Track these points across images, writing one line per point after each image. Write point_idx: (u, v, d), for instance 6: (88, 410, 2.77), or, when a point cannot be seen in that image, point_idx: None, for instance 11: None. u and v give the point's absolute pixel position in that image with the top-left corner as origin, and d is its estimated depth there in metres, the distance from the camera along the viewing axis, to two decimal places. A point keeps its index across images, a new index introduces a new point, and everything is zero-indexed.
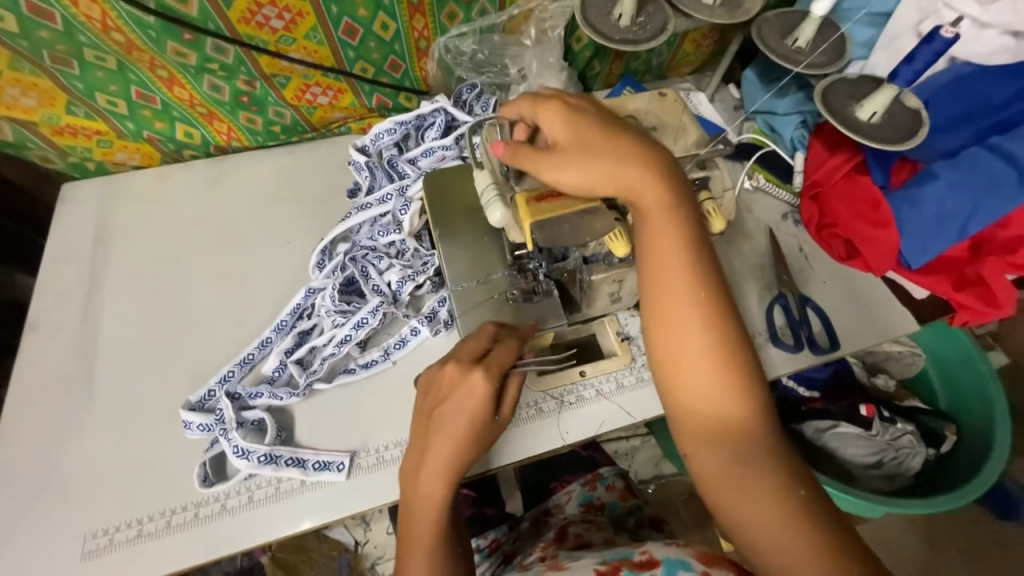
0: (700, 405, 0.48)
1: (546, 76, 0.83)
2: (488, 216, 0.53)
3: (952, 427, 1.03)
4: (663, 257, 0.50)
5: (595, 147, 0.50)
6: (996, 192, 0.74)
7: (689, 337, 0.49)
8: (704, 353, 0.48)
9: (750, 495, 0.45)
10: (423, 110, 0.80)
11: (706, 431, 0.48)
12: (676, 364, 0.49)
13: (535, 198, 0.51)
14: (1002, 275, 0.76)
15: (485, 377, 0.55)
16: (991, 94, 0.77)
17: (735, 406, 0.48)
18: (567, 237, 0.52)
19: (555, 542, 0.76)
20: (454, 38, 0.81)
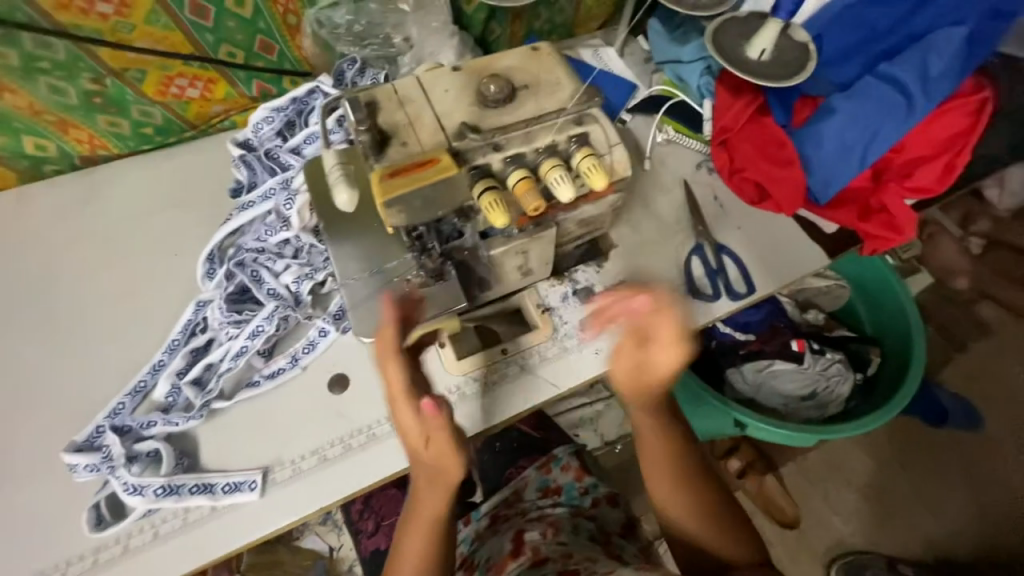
0: (663, 451, 0.64)
1: (434, 42, 0.75)
2: (336, 198, 0.53)
3: (876, 349, 1.08)
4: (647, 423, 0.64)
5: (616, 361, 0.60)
6: (890, 118, 0.75)
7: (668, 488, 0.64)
8: (683, 498, 0.64)
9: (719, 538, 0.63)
10: (299, 93, 0.73)
11: (676, 469, 0.64)
12: (668, 461, 0.64)
13: (390, 173, 0.45)
14: (901, 201, 0.79)
15: (635, 347, 0.58)
16: (877, 21, 0.77)
17: (712, 531, 0.63)
18: (420, 214, 0.46)
19: (513, 557, 0.75)
20: (325, 10, 0.73)
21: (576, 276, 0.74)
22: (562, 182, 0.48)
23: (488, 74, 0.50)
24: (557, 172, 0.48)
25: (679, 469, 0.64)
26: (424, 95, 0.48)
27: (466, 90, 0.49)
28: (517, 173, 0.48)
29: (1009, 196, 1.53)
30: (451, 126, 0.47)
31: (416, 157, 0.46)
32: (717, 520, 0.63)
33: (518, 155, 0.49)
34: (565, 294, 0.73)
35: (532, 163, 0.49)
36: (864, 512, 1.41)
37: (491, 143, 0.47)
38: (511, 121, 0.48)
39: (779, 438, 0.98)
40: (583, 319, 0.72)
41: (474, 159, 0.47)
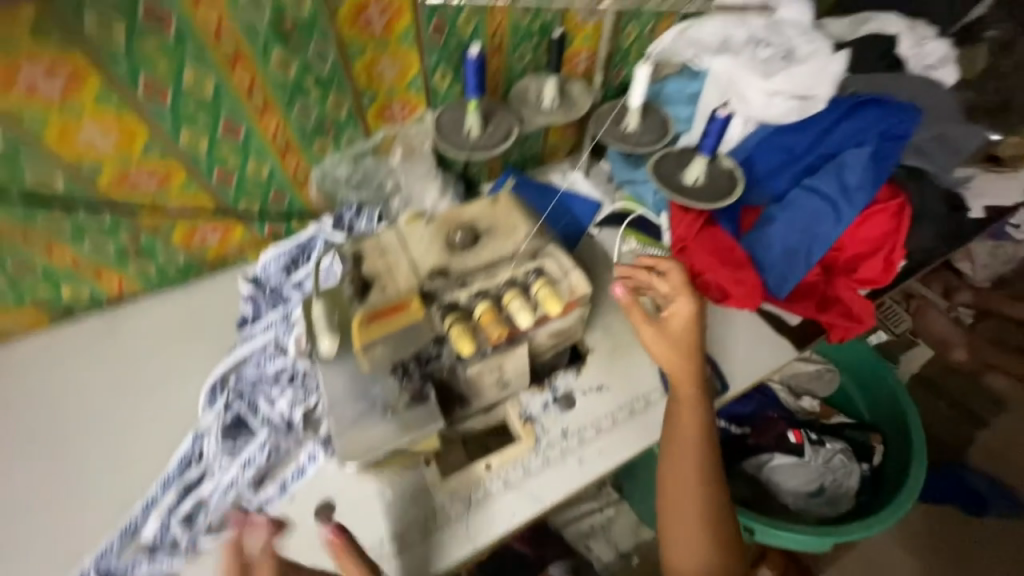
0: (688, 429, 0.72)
1: (420, 186, 0.88)
2: (319, 348, 0.57)
3: (876, 435, 1.07)
4: (683, 405, 0.73)
5: (653, 340, 0.75)
6: (822, 222, 0.85)
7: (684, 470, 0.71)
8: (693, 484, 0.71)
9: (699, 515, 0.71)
10: (303, 238, 0.85)
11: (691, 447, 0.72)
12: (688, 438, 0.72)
13: (369, 319, 0.52)
14: (852, 293, 0.86)
15: (647, 324, 0.75)
16: (794, 145, 0.90)
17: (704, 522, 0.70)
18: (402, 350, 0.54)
19: None
20: (328, 167, 0.85)
21: (556, 381, 0.78)
22: (520, 310, 0.55)
23: (455, 224, 0.59)
24: (516, 302, 0.55)
25: (700, 455, 0.72)
26: (402, 246, 0.57)
27: (437, 239, 0.58)
28: (481, 304, 0.55)
29: (983, 269, 1.51)
30: (425, 271, 0.56)
31: (393, 300, 0.53)
32: (712, 514, 0.71)
33: (483, 289, 0.56)
34: (546, 402, 0.77)
35: (496, 294, 0.57)
36: None
37: (458, 281, 0.56)
38: (479, 262, 0.57)
39: (788, 542, 0.93)
40: (563, 427, 0.75)
41: (445, 296, 0.55)
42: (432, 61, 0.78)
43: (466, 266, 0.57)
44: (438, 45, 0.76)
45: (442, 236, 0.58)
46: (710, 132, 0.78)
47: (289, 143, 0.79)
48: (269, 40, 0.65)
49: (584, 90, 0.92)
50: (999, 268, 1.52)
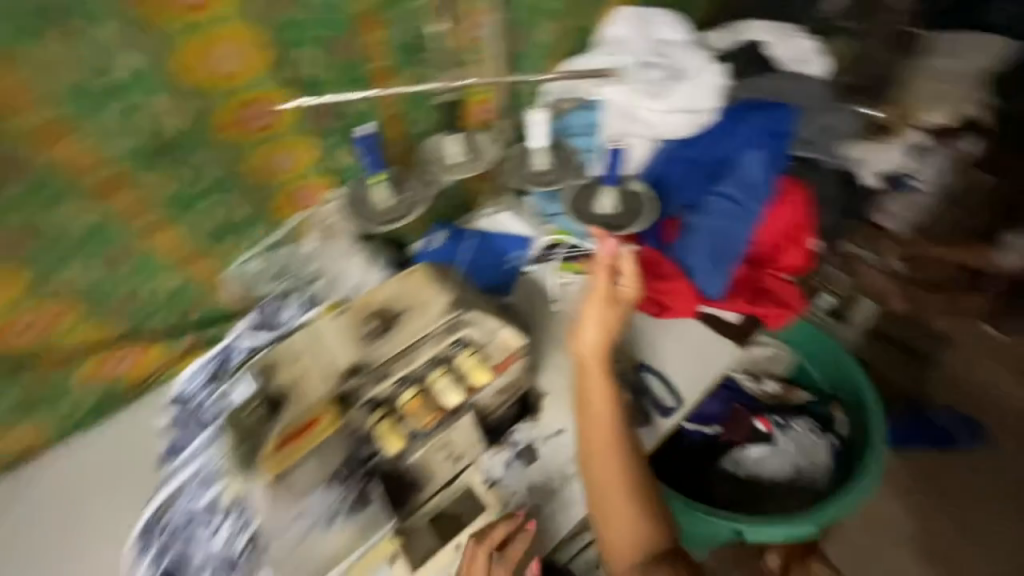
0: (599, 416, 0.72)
1: (342, 264, 0.86)
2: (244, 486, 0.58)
3: (836, 405, 1.12)
4: (593, 385, 0.73)
5: (585, 316, 0.75)
6: (734, 224, 0.89)
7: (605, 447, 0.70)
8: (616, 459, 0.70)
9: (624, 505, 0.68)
10: (225, 344, 0.83)
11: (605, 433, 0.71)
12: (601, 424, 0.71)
13: (278, 445, 0.53)
14: (777, 282, 0.90)
15: (604, 298, 0.75)
16: (693, 155, 0.95)
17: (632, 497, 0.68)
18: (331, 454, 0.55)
19: None
20: (240, 266, 0.83)
21: (515, 436, 0.77)
22: (448, 389, 0.56)
23: (367, 314, 0.59)
24: (442, 380, 0.56)
25: (617, 430, 0.71)
26: (315, 348, 0.56)
27: (350, 333, 0.57)
28: (407, 393, 0.55)
29: None
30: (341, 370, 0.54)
31: (305, 416, 0.53)
32: (640, 487, 0.69)
33: (405, 375, 0.55)
34: (508, 460, 0.75)
35: (420, 376, 0.57)
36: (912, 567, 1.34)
37: (379, 371, 0.55)
38: (395, 350, 0.56)
39: (778, 535, 0.92)
40: (529, 482, 0.74)
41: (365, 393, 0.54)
42: (330, 143, 0.78)
43: (383, 356, 0.56)
44: (330, 128, 0.77)
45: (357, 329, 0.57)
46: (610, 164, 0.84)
47: (191, 250, 0.76)
48: (149, 156, 0.65)
49: (493, 138, 0.91)
50: None
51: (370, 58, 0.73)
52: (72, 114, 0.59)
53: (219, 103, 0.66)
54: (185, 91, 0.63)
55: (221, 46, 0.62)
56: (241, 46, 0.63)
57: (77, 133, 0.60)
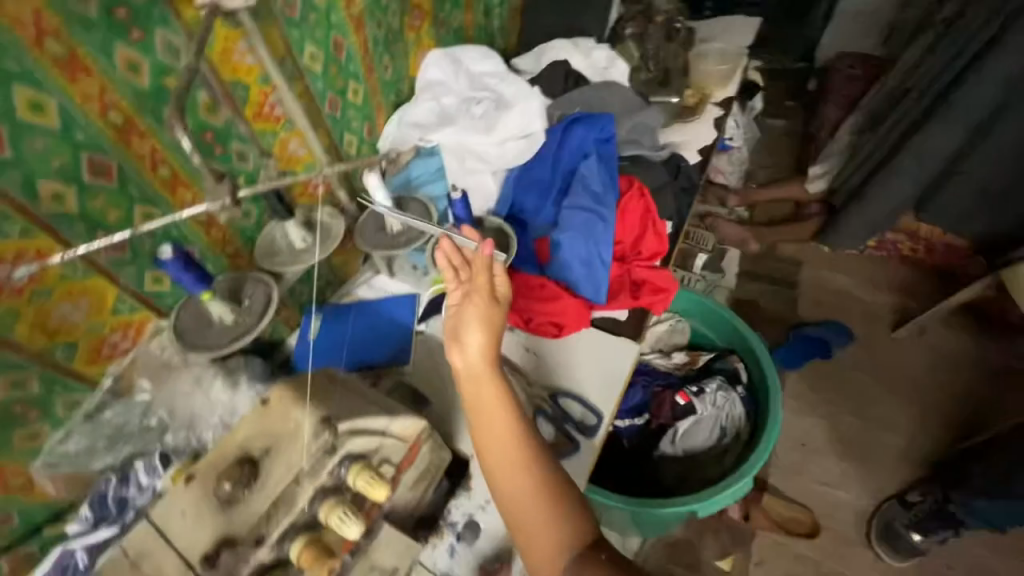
0: (491, 419, 0.64)
1: (198, 396, 0.73)
2: None
3: (734, 356, 1.21)
4: (480, 387, 0.66)
5: (463, 318, 0.69)
6: (597, 228, 0.92)
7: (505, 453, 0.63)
8: (518, 462, 0.63)
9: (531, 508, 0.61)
10: (49, 563, 0.63)
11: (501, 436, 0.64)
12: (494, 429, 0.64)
13: None
14: (649, 270, 0.95)
15: (487, 299, 0.70)
16: (542, 176, 0.98)
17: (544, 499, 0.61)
18: None
19: None
20: (55, 447, 0.65)
21: (451, 516, 0.70)
22: (345, 520, 0.47)
23: (225, 466, 0.47)
24: (336, 514, 0.47)
25: (514, 430, 0.64)
26: (162, 538, 0.44)
27: (204, 499, 0.46)
28: (297, 545, 0.46)
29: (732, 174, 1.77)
30: (205, 553, 0.44)
31: None
32: (550, 486, 0.62)
33: (288, 529, 0.47)
34: (452, 546, 0.69)
35: (309, 520, 0.48)
36: (846, 466, 1.49)
37: (251, 539, 0.45)
38: (270, 503, 0.46)
39: (725, 500, 0.98)
40: (478, 564, 0.67)
41: (242, 572, 0.44)
42: (130, 274, 0.67)
43: (256, 517, 0.46)
44: (125, 258, 0.66)
45: (218, 487, 0.46)
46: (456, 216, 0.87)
47: None
48: None
49: (333, 212, 0.85)
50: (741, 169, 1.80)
51: (150, 171, 0.64)
52: None
53: None
54: None
55: None
56: None
57: None
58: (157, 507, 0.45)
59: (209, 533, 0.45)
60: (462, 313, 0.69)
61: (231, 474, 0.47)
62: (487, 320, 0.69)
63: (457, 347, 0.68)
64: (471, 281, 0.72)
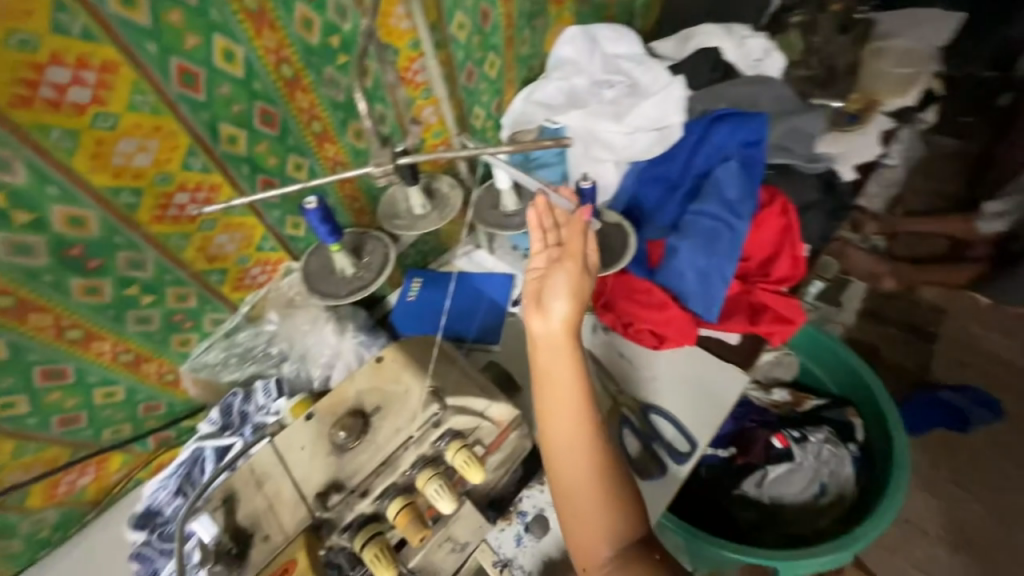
0: (560, 388, 0.61)
1: (313, 336, 0.79)
2: None
3: (851, 409, 1.07)
4: (556, 357, 0.62)
5: (551, 284, 0.64)
6: (723, 239, 0.84)
7: (571, 433, 0.60)
8: (582, 445, 0.60)
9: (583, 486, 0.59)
10: (184, 456, 0.73)
11: (566, 407, 0.61)
12: (561, 400, 0.61)
13: None
14: (774, 296, 0.85)
15: (579, 265, 0.64)
16: (669, 174, 0.91)
17: (603, 487, 0.59)
18: None
19: None
20: (198, 356, 0.75)
21: (522, 505, 0.70)
22: (440, 494, 0.49)
23: (340, 413, 0.51)
24: (433, 485, 0.49)
25: (586, 413, 0.61)
26: (281, 465, 0.48)
27: (320, 440, 0.49)
28: (396, 504, 0.48)
29: (875, 198, 1.48)
30: (315, 492, 0.47)
31: (277, 560, 0.44)
32: (611, 477, 0.60)
33: (387, 488, 0.48)
34: (519, 534, 0.68)
35: (407, 483, 0.50)
36: (959, 561, 1.27)
37: (355, 491, 0.47)
38: (375, 459, 0.48)
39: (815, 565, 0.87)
40: (543, 560, 0.67)
41: (344, 516, 0.47)
42: (276, 216, 0.73)
43: (362, 469, 0.48)
44: (275, 202, 0.71)
45: (333, 432, 0.49)
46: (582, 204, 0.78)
47: (138, 354, 0.68)
48: (63, 273, 0.56)
49: (453, 182, 0.85)
50: (886, 192, 1.48)
51: (306, 126, 0.68)
52: None
53: (136, 202, 0.58)
54: (104, 192, 0.55)
55: (132, 138, 0.54)
56: (152, 136, 0.55)
57: None
58: (281, 437, 0.50)
59: (320, 472, 0.47)
60: (550, 278, 0.64)
61: (343, 422, 0.50)
62: (575, 291, 0.63)
63: (539, 313, 0.63)
64: (565, 243, 0.66)
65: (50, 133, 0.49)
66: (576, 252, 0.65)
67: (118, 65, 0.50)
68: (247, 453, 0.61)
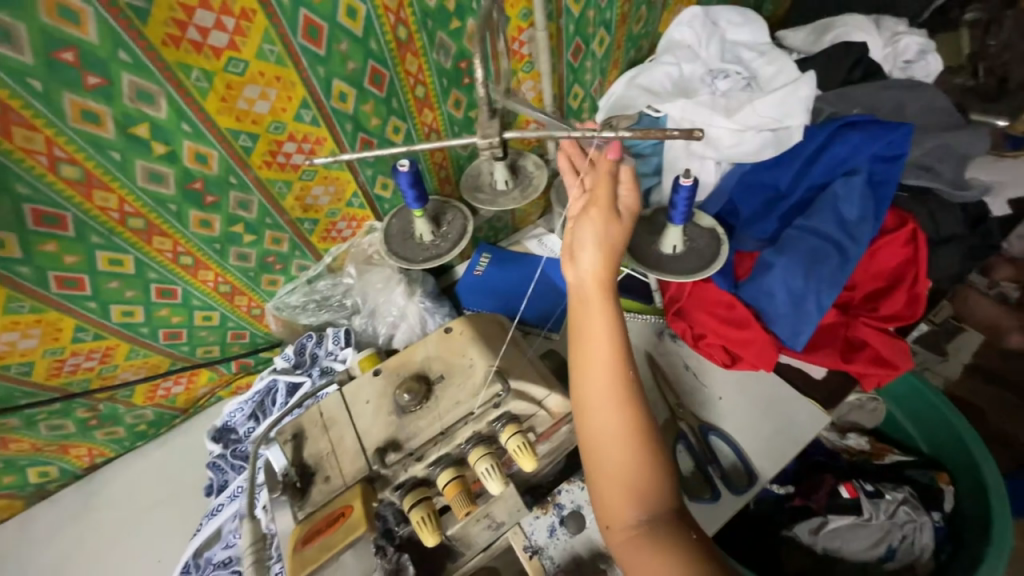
0: (589, 335, 0.56)
1: (384, 296, 0.82)
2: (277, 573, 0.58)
3: (943, 475, 0.93)
4: (587, 303, 0.57)
5: (579, 236, 0.59)
6: (827, 262, 0.75)
7: (602, 390, 0.54)
8: (617, 403, 0.53)
9: (610, 443, 0.52)
10: (260, 385, 0.79)
11: (595, 356, 0.55)
12: (590, 349, 0.56)
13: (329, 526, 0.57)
14: (879, 334, 0.75)
15: (606, 213, 0.58)
16: (776, 182, 0.82)
17: (638, 450, 0.52)
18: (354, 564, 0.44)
19: None
20: (282, 296, 0.80)
21: (560, 498, 0.69)
22: (491, 474, 0.48)
23: (405, 375, 0.52)
24: (485, 463, 0.48)
25: (617, 366, 0.55)
26: (347, 413, 0.51)
27: (385, 397, 0.51)
28: (446, 475, 0.49)
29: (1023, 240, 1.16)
30: (373, 446, 0.49)
31: (335, 499, 0.47)
32: (647, 441, 0.53)
33: (442, 456, 0.49)
34: (553, 525, 0.67)
35: (459, 455, 0.50)
36: None
37: (412, 455, 0.48)
38: (432, 427, 0.49)
39: None
40: (574, 558, 0.66)
41: (398, 476, 0.48)
42: (368, 175, 0.75)
43: (419, 434, 0.49)
44: (369, 161, 0.73)
45: (397, 392, 0.51)
46: (676, 203, 0.67)
47: (234, 286, 0.74)
48: (184, 204, 0.62)
49: (539, 161, 0.83)
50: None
51: (409, 89, 0.69)
52: (97, 153, 0.54)
53: (251, 146, 0.62)
54: (226, 133, 0.59)
55: (255, 84, 0.57)
56: (273, 84, 0.58)
57: (108, 183, 0.56)
58: (351, 387, 0.52)
59: (380, 427, 0.49)
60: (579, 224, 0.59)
61: (406, 383, 0.51)
62: (603, 238, 0.58)
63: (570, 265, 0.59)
64: (591, 190, 0.62)
65: (190, 74, 0.53)
66: (605, 199, 0.59)
67: (254, 13, 0.53)
68: (317, 394, 0.66)
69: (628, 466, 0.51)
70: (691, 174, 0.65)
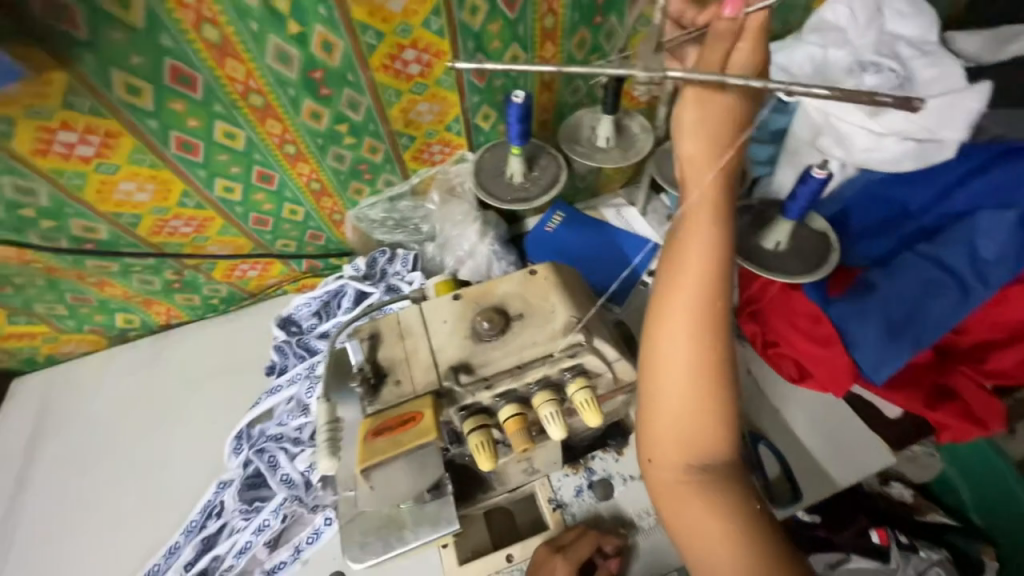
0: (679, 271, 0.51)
1: (460, 229, 0.81)
2: None
3: (989, 550, 0.89)
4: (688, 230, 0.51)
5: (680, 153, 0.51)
6: (940, 296, 0.68)
7: (679, 334, 0.50)
8: (693, 354, 0.50)
9: (674, 387, 0.51)
10: (330, 287, 0.83)
11: (682, 294, 0.51)
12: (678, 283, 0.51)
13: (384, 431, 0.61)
14: (976, 388, 0.69)
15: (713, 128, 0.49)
16: (905, 201, 0.75)
17: (704, 405, 0.50)
18: (414, 468, 0.46)
19: None
20: (364, 208, 0.82)
21: (593, 463, 0.69)
22: (552, 420, 0.48)
23: (483, 305, 0.52)
24: (548, 409, 0.48)
25: (701, 311, 0.50)
26: (423, 327, 0.51)
27: (463, 321, 0.51)
28: (509, 409, 0.49)
29: None
30: (446, 365, 0.50)
31: (405, 404, 0.48)
32: (715, 399, 0.51)
33: (508, 391, 0.49)
34: (581, 486, 0.68)
35: (524, 395, 0.50)
36: None
37: (483, 381, 0.49)
38: (506, 360, 0.49)
39: None
40: (596, 520, 0.66)
41: (465, 398, 0.49)
42: (474, 101, 0.73)
43: (493, 364, 0.49)
44: (479, 87, 0.71)
45: (478, 319, 0.51)
46: (801, 194, 0.62)
47: (324, 186, 0.76)
48: (301, 92, 0.62)
49: (646, 125, 0.78)
50: None
51: (539, 17, 0.65)
52: (237, 21, 0.54)
53: (374, 45, 0.61)
54: (356, 26, 0.58)
55: None
56: None
57: (241, 55, 0.57)
58: (429, 304, 0.52)
59: (455, 348, 0.50)
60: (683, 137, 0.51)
61: (486, 312, 0.51)
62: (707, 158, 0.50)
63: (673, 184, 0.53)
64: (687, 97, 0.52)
65: None
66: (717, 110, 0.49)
67: None
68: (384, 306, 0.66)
69: (689, 412, 0.50)
70: (828, 166, 0.60)
